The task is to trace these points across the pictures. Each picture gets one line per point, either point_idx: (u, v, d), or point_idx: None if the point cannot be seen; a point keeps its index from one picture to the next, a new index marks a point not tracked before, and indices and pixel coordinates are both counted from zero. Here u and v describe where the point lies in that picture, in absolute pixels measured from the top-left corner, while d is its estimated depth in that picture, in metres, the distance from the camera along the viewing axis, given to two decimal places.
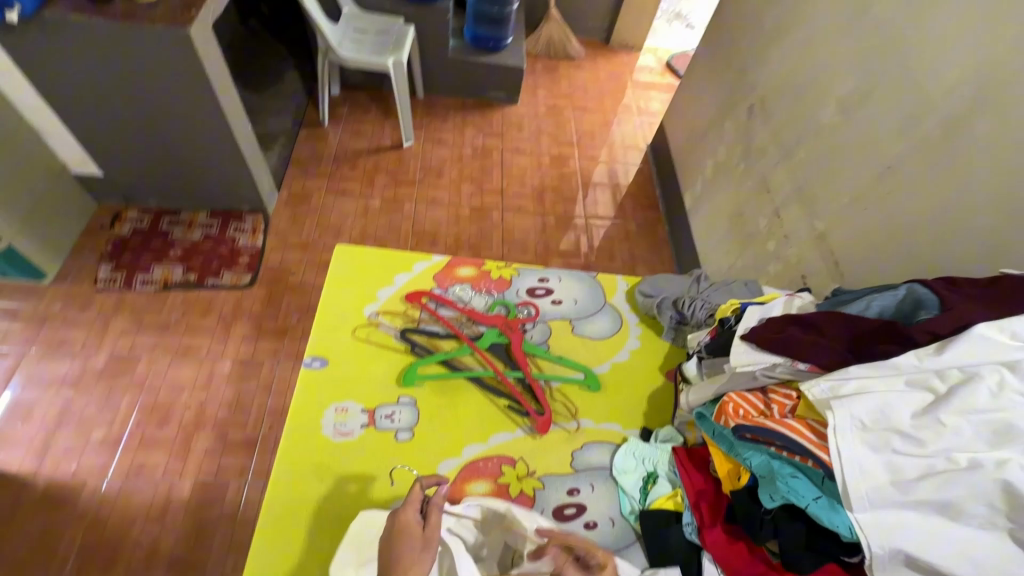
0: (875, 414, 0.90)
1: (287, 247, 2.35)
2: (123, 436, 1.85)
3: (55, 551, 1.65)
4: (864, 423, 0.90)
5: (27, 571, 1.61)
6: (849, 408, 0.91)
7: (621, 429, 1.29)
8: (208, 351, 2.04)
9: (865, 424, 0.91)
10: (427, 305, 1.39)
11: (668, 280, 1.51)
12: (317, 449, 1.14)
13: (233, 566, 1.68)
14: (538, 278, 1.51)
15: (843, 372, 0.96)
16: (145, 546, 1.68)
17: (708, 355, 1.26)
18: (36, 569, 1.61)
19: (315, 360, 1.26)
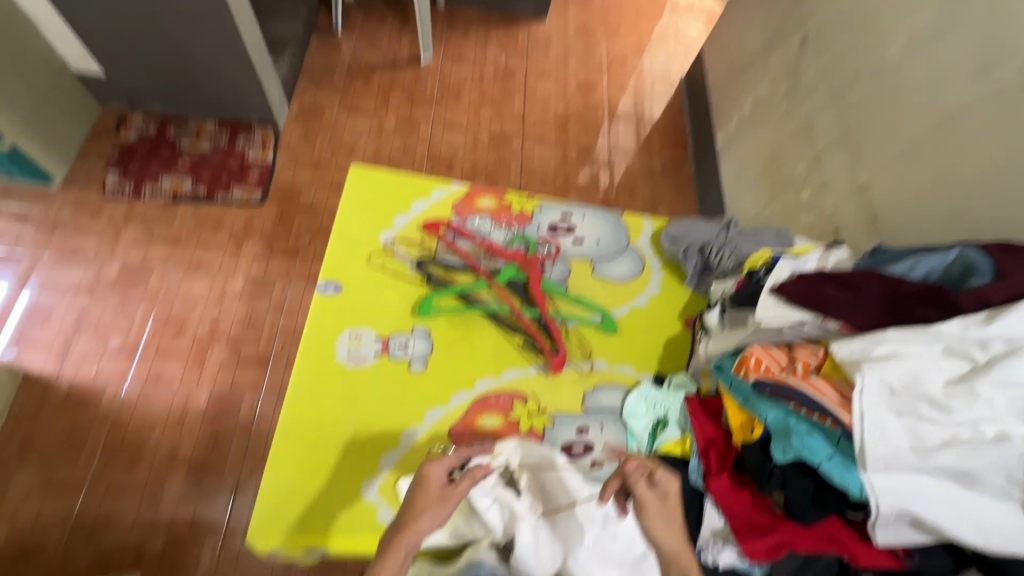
0: (908, 379, 0.87)
1: (298, 164, 2.26)
2: (140, 345, 1.88)
3: (81, 447, 1.73)
4: (894, 388, 0.87)
5: (56, 463, 1.70)
6: (880, 371, 0.88)
7: (634, 373, 1.29)
8: (220, 267, 2.03)
9: (893, 388, 0.87)
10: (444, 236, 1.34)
11: (697, 226, 1.42)
12: (332, 374, 1.15)
13: (249, 471, 1.77)
14: (561, 214, 1.45)
15: (878, 336, 0.92)
16: (166, 449, 1.76)
17: (732, 306, 1.21)
18: (65, 462, 1.71)
19: (329, 285, 1.24)
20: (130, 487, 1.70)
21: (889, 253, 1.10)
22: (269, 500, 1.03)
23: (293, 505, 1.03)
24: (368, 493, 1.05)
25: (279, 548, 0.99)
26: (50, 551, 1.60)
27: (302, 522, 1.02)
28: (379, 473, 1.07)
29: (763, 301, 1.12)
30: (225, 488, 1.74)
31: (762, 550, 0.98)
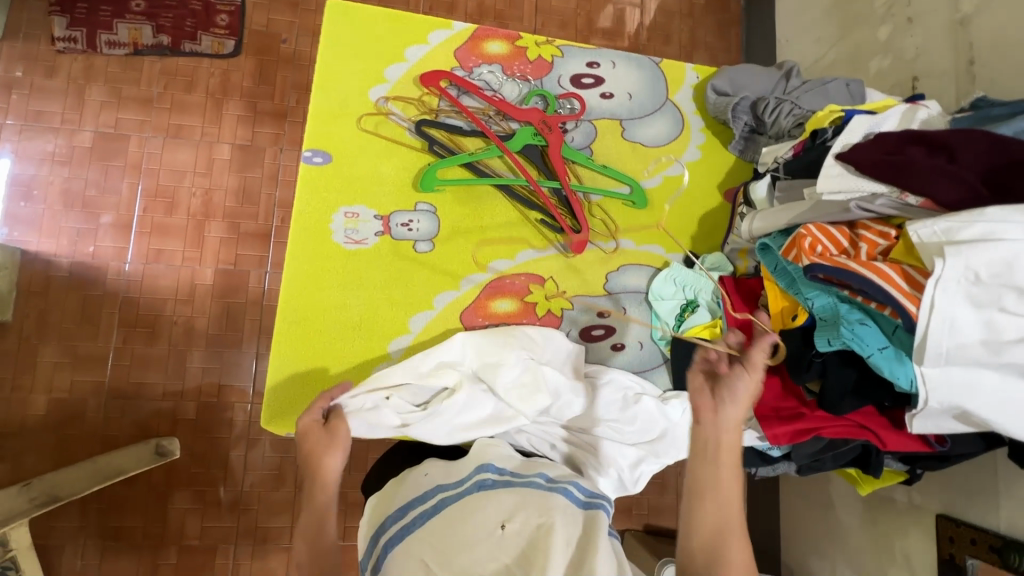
0: (1001, 266, 0.73)
1: (271, 4, 1.90)
2: (133, 221, 1.77)
3: (94, 325, 1.71)
4: (980, 277, 0.74)
5: (74, 339, 1.69)
6: (966, 258, 0.74)
7: (664, 253, 1.16)
8: (203, 134, 1.82)
9: (978, 277, 0.74)
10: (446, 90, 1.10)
11: (752, 73, 1.17)
12: (329, 256, 1.04)
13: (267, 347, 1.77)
14: (586, 62, 1.19)
15: (974, 214, 0.75)
16: (181, 325, 1.74)
17: (785, 176, 1.04)
18: (84, 337, 1.70)
19: (315, 155, 1.07)
20: (153, 361, 1.72)
21: (998, 107, 0.88)
22: (277, 388, 0.99)
23: (304, 392, 1.00)
24: None
25: (296, 432, 0.99)
26: (90, 419, 1.67)
27: None
28: (390, 359, 1.03)
29: (826, 168, 0.94)
30: (245, 362, 1.76)
31: (784, 434, 0.96)
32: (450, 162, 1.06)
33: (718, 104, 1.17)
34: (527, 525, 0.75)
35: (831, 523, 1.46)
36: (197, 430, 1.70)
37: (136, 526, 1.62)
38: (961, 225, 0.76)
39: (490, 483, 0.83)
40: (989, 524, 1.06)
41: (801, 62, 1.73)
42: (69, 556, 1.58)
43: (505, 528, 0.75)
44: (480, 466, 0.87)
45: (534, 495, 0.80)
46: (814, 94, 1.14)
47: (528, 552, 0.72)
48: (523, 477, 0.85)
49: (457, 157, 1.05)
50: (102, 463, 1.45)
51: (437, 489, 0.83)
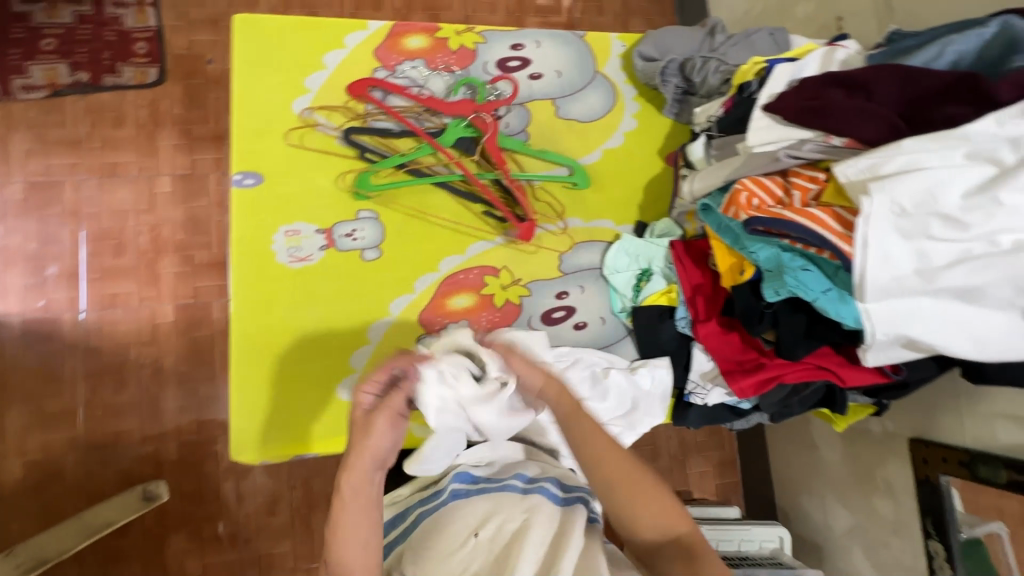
0: (922, 195, 0.74)
1: (190, 25, 1.76)
2: (81, 268, 1.63)
3: (59, 382, 1.58)
4: (904, 208, 0.76)
5: (41, 399, 1.57)
6: (889, 192, 0.76)
7: (614, 226, 1.16)
8: (140, 169, 1.69)
9: (904, 209, 0.76)
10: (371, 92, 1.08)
11: (677, 34, 1.16)
12: (275, 278, 1.02)
13: None
14: (511, 44, 1.17)
15: (892, 148, 0.77)
16: (149, 367, 1.62)
17: (719, 133, 1.05)
18: (48, 395, 1.57)
19: (246, 177, 1.04)
20: (127, 407, 1.60)
21: (907, 39, 0.90)
22: (243, 418, 0.98)
23: (272, 418, 0.99)
24: (344, 393, 1.01)
25: (269, 459, 0.98)
26: (70, 475, 1.55)
27: (285, 433, 0.99)
28: (355, 371, 1.02)
29: (754, 122, 0.95)
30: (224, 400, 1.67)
31: (749, 386, 0.98)
32: (383, 165, 1.04)
33: (647, 70, 1.17)
34: (501, 532, 0.77)
35: (818, 463, 1.49)
36: (183, 471, 1.60)
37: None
38: (885, 160, 0.77)
39: (464, 491, 0.84)
40: (956, 441, 1.10)
41: (733, 16, 1.71)
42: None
43: (478, 537, 0.77)
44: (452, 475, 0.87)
45: (509, 499, 0.81)
46: (741, 46, 1.12)
47: (503, 556, 0.74)
48: (499, 481, 0.85)
49: (391, 159, 1.04)
50: (88, 516, 1.40)
51: (416, 506, 0.86)
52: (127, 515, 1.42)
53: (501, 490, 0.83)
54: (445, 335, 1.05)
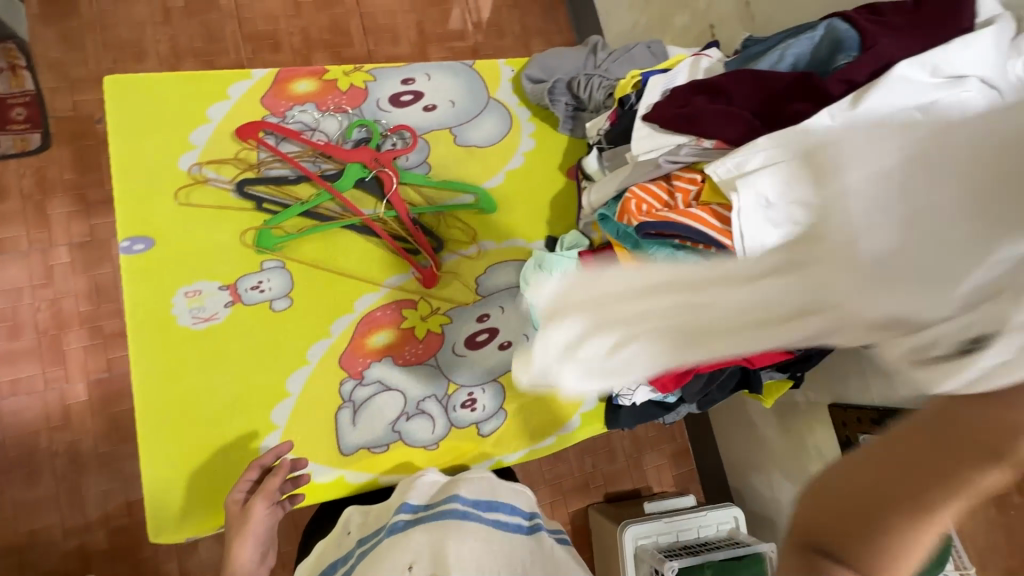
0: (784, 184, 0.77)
1: (73, 84, 1.65)
2: None
3: None
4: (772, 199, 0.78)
5: None
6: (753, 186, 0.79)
7: (526, 244, 1.19)
8: (30, 242, 1.56)
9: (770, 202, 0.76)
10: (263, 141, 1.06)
11: (561, 55, 1.22)
12: (179, 343, 0.98)
13: None
14: (401, 80, 1.19)
15: (752, 147, 0.83)
16: (65, 453, 1.48)
17: (609, 145, 1.11)
18: None
19: (135, 243, 0.99)
20: (44, 500, 1.46)
21: (757, 45, 0.99)
22: (157, 496, 0.92)
23: (190, 491, 0.93)
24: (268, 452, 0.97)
25: (190, 535, 0.92)
26: None
27: (206, 503, 0.93)
28: (277, 428, 0.98)
29: (636, 132, 1.02)
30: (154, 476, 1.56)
31: (668, 380, 1.02)
32: (283, 216, 1.03)
33: (536, 91, 1.22)
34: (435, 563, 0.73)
35: (758, 440, 1.56)
36: (118, 560, 1.47)
37: None
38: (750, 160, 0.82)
39: (401, 526, 0.81)
40: (867, 401, 1.16)
41: (622, 29, 1.81)
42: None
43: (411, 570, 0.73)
44: (395, 510, 0.86)
45: (449, 525, 0.78)
46: (621, 62, 1.19)
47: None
48: (437, 508, 0.83)
49: (290, 208, 1.03)
50: None
51: (356, 547, 0.83)
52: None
53: (439, 518, 0.80)
54: (369, 375, 1.04)
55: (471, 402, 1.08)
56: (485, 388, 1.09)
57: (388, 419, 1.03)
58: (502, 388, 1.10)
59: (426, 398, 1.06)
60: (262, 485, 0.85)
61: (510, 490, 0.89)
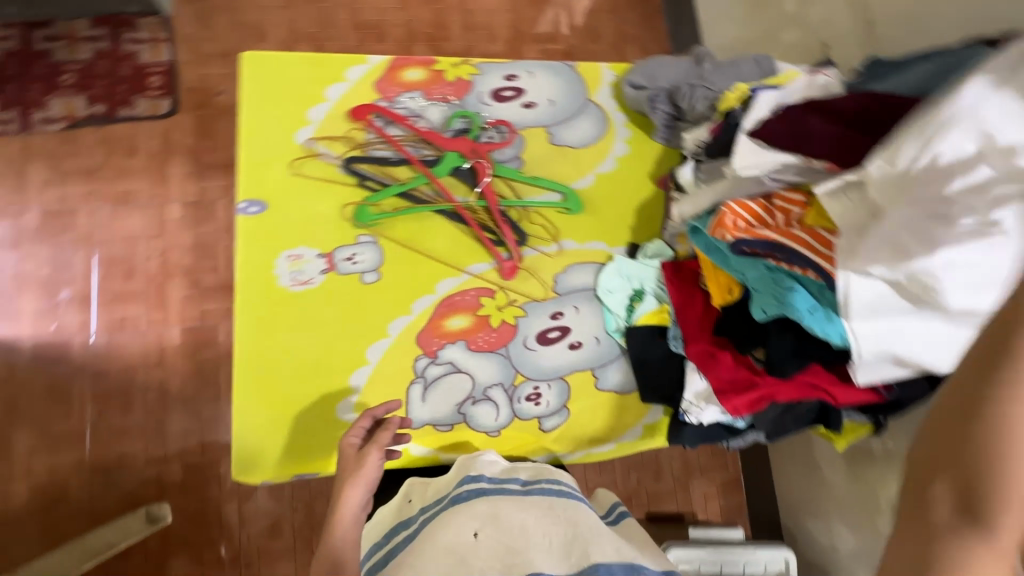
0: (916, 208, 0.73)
1: (202, 59, 1.82)
2: (92, 291, 1.67)
3: (67, 403, 1.60)
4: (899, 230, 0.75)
5: (50, 418, 1.59)
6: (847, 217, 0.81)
7: (607, 248, 1.18)
8: (150, 196, 1.74)
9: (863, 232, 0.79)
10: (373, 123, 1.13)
11: (666, 63, 1.21)
12: (279, 302, 1.06)
13: None
14: (505, 75, 1.22)
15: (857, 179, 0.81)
16: (156, 390, 1.64)
17: (707, 158, 1.08)
18: (56, 417, 1.59)
19: (250, 205, 1.08)
20: (133, 428, 1.62)
21: (883, 68, 0.94)
22: (245, 439, 1.00)
23: (272, 440, 1.01)
24: (344, 414, 1.03)
25: (268, 479, 0.99)
26: (74, 498, 1.56)
27: (283, 452, 1.00)
28: (354, 392, 1.04)
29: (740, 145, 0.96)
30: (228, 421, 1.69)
31: (740, 403, 0.99)
32: (383, 195, 1.09)
33: (636, 96, 1.21)
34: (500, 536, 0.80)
35: (822, 482, 1.47)
36: (186, 493, 1.61)
37: None
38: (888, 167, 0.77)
39: (465, 497, 0.86)
40: None
41: (722, 43, 1.77)
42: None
43: (479, 536, 0.80)
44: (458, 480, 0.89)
45: (509, 503, 0.85)
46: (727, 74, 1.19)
47: (507, 553, 0.79)
48: (498, 484, 0.89)
49: (391, 188, 1.09)
50: (90, 539, 1.45)
51: (421, 514, 0.88)
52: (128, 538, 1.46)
53: (503, 495, 0.87)
54: (442, 355, 1.08)
55: (536, 395, 1.09)
56: (550, 384, 1.10)
57: (455, 400, 1.07)
58: (567, 387, 1.11)
59: (493, 385, 1.09)
60: (376, 439, 0.91)
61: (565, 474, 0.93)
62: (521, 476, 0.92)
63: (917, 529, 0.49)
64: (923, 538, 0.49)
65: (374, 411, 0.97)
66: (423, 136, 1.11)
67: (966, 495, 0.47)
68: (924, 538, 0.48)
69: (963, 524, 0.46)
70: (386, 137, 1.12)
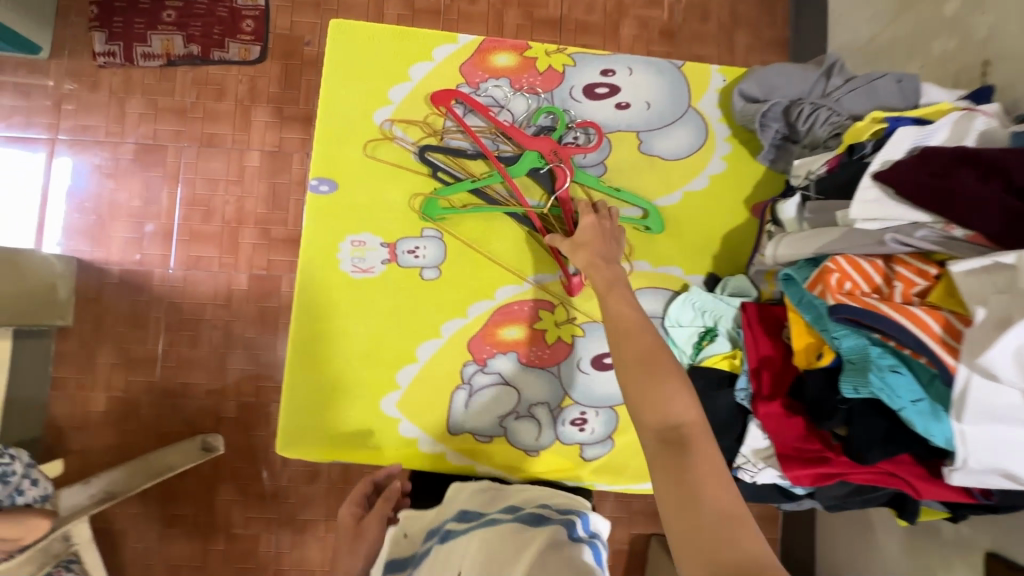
0: None
1: (295, 6, 1.79)
2: (174, 228, 1.74)
3: (145, 331, 1.72)
4: None
5: (129, 342, 1.71)
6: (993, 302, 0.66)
7: (682, 275, 1.10)
8: (233, 142, 1.77)
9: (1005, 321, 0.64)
10: (454, 112, 1.05)
11: (787, 74, 1.05)
12: (338, 287, 1.05)
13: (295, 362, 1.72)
14: (601, 69, 1.11)
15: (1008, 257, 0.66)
16: (221, 330, 1.73)
17: (818, 195, 0.95)
18: (133, 340, 1.71)
19: (322, 183, 1.05)
20: (198, 362, 1.73)
21: None
22: (291, 417, 1.03)
23: (315, 421, 1.02)
24: (387, 408, 1.03)
25: (309, 458, 1.02)
26: (143, 417, 1.70)
27: (323, 436, 1.02)
28: (399, 388, 1.04)
29: (861, 191, 0.85)
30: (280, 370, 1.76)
31: (803, 476, 0.90)
32: (454, 190, 1.04)
33: (746, 110, 1.06)
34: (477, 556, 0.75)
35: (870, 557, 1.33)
36: (238, 428, 1.73)
37: (189, 514, 1.70)
38: None
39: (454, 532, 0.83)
40: None
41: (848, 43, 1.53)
42: (132, 539, 1.68)
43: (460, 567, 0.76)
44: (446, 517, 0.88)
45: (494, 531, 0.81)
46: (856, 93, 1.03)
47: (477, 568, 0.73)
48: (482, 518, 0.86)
49: (463, 183, 1.03)
50: (153, 460, 1.52)
51: (417, 555, 0.85)
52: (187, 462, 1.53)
53: (487, 524, 0.84)
54: (492, 364, 1.06)
55: (581, 421, 1.05)
56: (598, 412, 1.06)
57: (499, 412, 1.05)
58: (615, 417, 1.06)
59: (539, 403, 1.05)
60: (375, 509, 0.97)
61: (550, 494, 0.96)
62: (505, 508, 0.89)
63: (663, 471, 0.69)
64: (669, 474, 0.68)
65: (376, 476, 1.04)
66: (503, 131, 1.03)
67: (662, 418, 0.72)
68: (672, 471, 0.68)
69: (672, 442, 0.70)
70: (464, 128, 1.05)
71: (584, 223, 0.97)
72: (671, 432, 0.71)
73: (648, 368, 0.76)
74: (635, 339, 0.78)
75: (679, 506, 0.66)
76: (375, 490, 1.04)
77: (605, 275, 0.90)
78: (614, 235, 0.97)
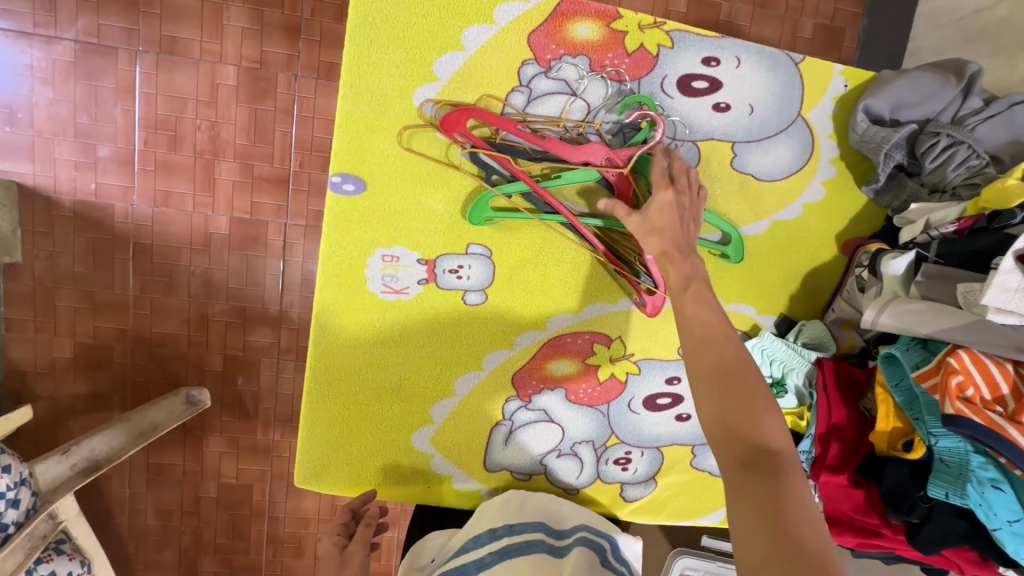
0: None
1: None
2: (136, 153, 1.24)
3: (105, 297, 1.30)
4: None
5: (89, 309, 1.30)
6: None
7: (753, 314, 1.00)
8: (202, 50, 1.21)
9: None
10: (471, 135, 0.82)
11: (926, 89, 0.85)
12: (368, 310, 0.90)
13: (287, 344, 1.38)
14: (704, 55, 0.88)
15: None
16: (201, 277, 1.32)
17: (938, 260, 0.81)
18: (98, 282, 1.29)
19: (345, 182, 0.85)
20: (178, 311, 1.33)
21: None
22: (311, 449, 0.95)
23: (339, 454, 0.95)
24: (420, 442, 0.96)
25: (333, 490, 0.97)
26: (118, 365, 1.34)
27: (351, 471, 0.96)
28: (432, 423, 0.95)
29: (1002, 276, 0.71)
30: (271, 327, 1.37)
31: (852, 542, 0.88)
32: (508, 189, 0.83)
33: (871, 133, 0.87)
34: None
35: None
36: (229, 382, 1.39)
37: (175, 465, 1.42)
38: None
39: (488, 561, 0.82)
40: None
41: (943, 8, 1.07)
42: (117, 484, 1.42)
43: None
44: (474, 537, 0.88)
45: (532, 557, 0.81)
46: (998, 124, 0.83)
47: None
48: (516, 537, 0.86)
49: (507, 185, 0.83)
50: (134, 419, 1.20)
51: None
52: (174, 421, 1.22)
53: (519, 548, 0.83)
54: (536, 401, 0.96)
55: (625, 460, 1.00)
56: (643, 453, 1.01)
57: (542, 448, 0.98)
58: (660, 457, 1.01)
59: (583, 441, 0.99)
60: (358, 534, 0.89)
61: (576, 513, 0.93)
62: (534, 521, 0.89)
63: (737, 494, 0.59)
64: (756, 496, 0.58)
65: (352, 503, 0.95)
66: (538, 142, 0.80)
67: (752, 440, 0.61)
68: (754, 488, 0.58)
69: (757, 458, 0.60)
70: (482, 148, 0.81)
71: (659, 201, 0.77)
72: (764, 456, 0.60)
73: (757, 427, 0.61)
74: (721, 354, 0.65)
75: (768, 534, 0.56)
76: (354, 517, 0.94)
77: (683, 270, 0.73)
78: (689, 216, 0.78)
